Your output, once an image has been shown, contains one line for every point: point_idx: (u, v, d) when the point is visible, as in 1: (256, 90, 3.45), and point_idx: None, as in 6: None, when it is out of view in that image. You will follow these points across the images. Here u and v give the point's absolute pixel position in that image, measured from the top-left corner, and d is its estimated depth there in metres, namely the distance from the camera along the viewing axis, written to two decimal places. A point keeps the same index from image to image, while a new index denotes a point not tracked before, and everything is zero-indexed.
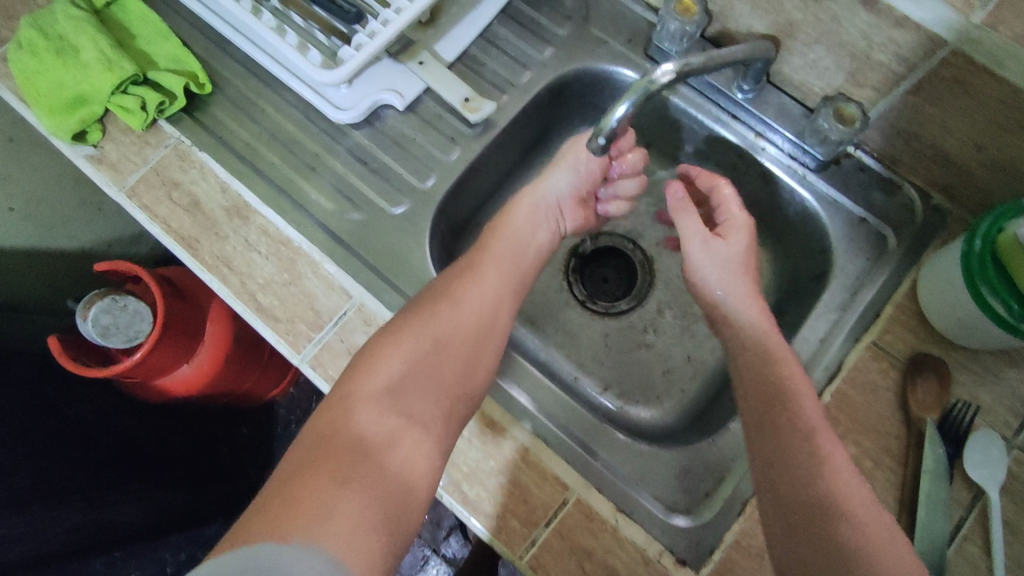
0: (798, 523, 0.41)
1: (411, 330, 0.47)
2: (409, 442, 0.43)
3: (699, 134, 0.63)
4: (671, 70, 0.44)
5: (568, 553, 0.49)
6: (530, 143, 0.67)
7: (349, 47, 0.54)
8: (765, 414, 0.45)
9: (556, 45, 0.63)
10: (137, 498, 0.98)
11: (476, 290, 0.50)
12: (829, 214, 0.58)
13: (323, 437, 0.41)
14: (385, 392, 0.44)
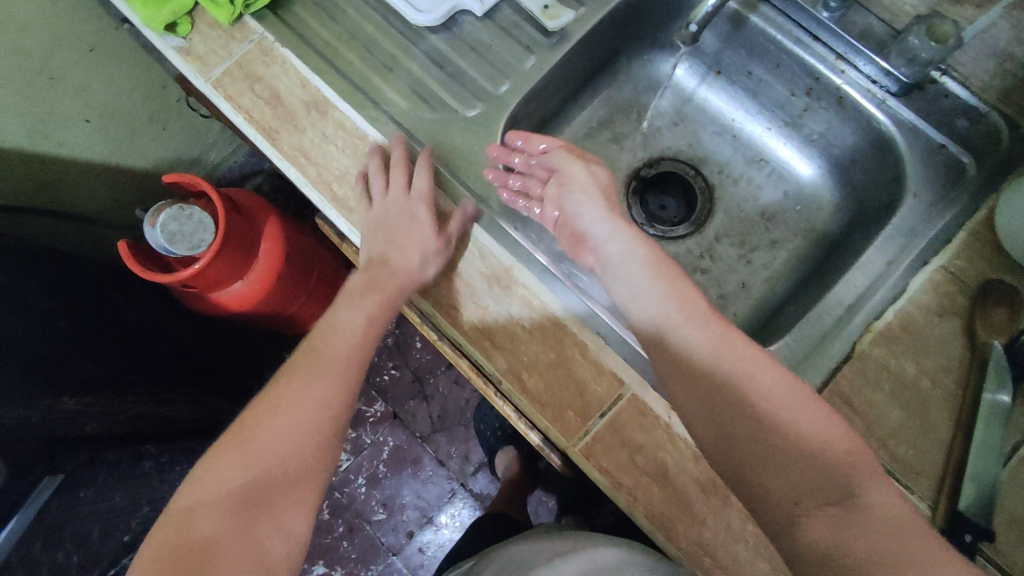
0: (742, 451, 0.43)
1: (254, 430, 0.50)
2: (264, 537, 0.47)
3: (775, 57, 0.62)
4: None
5: (620, 445, 0.51)
6: (601, 62, 0.67)
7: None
8: (687, 386, 0.47)
9: None
10: (186, 400, 1.04)
11: (313, 386, 0.53)
12: (907, 140, 0.57)
13: (166, 543, 0.44)
14: (219, 503, 0.47)
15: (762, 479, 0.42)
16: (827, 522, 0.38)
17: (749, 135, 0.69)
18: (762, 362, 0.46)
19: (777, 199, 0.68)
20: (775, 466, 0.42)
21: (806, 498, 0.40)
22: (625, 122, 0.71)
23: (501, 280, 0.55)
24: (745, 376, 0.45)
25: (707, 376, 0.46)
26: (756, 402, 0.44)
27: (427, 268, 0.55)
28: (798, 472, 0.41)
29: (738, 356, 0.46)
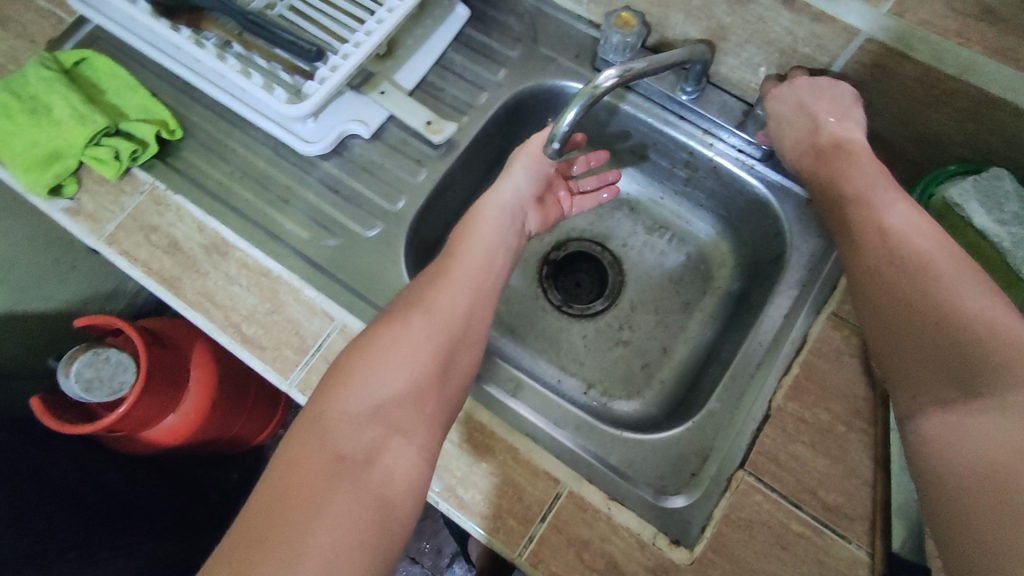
0: (893, 327, 0.43)
1: (382, 337, 0.48)
2: (390, 458, 0.44)
3: (652, 137, 0.67)
4: (613, 75, 0.48)
5: (566, 544, 0.51)
6: (495, 160, 0.70)
7: (313, 82, 0.58)
8: (867, 276, 0.46)
9: (508, 67, 0.67)
10: (128, 552, 0.95)
11: (446, 294, 0.51)
12: (778, 199, 0.62)
13: (280, 485, 0.41)
14: (361, 418, 0.44)
15: (906, 364, 0.42)
16: (941, 417, 0.39)
17: (646, 206, 0.73)
18: (969, 282, 0.41)
19: (682, 262, 0.71)
20: (920, 353, 0.41)
21: (932, 392, 0.40)
22: None
23: None
24: (923, 262, 0.43)
25: (886, 275, 0.44)
26: (915, 298, 0.42)
27: None
28: (931, 365, 0.40)
29: (947, 270, 0.42)
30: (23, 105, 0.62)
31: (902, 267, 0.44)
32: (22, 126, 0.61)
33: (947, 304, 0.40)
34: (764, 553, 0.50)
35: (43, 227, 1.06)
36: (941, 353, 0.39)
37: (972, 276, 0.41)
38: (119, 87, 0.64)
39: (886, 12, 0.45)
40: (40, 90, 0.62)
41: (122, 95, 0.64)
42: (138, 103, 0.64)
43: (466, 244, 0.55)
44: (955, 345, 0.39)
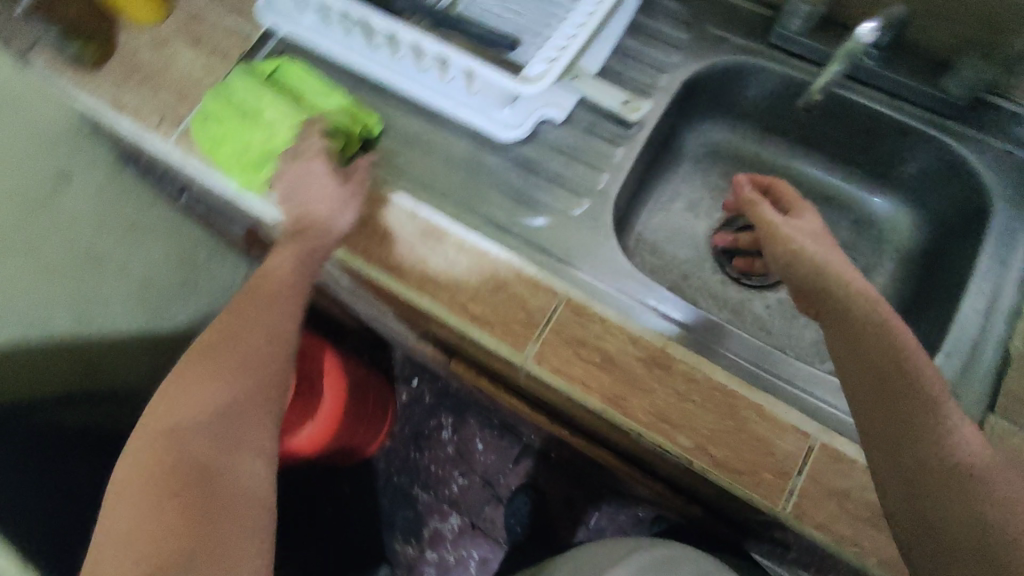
0: (886, 422, 0.43)
1: (190, 378, 0.53)
2: (245, 462, 0.52)
3: (830, 106, 0.68)
4: (870, 31, 0.54)
5: (828, 496, 0.51)
6: (665, 138, 0.72)
7: (543, 62, 0.57)
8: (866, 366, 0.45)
9: (683, 48, 0.69)
10: None
11: (249, 326, 0.56)
12: (979, 153, 0.62)
13: (142, 481, 0.49)
14: (197, 424, 0.51)
15: (895, 489, 0.42)
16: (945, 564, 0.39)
17: (811, 179, 0.75)
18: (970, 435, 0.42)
19: (854, 230, 0.74)
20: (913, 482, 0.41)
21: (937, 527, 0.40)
22: (694, 190, 0.76)
23: (657, 361, 0.56)
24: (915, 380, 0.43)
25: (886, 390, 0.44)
26: (899, 386, 0.43)
27: (585, 362, 0.56)
28: (914, 478, 0.41)
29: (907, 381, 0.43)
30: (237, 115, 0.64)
31: (894, 388, 0.43)
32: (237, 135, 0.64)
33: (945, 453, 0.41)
34: None
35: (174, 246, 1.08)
36: (938, 493, 0.41)
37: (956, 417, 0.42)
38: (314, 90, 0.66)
39: None
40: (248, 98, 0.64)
41: (317, 95, 0.65)
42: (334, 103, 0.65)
43: (275, 265, 0.59)
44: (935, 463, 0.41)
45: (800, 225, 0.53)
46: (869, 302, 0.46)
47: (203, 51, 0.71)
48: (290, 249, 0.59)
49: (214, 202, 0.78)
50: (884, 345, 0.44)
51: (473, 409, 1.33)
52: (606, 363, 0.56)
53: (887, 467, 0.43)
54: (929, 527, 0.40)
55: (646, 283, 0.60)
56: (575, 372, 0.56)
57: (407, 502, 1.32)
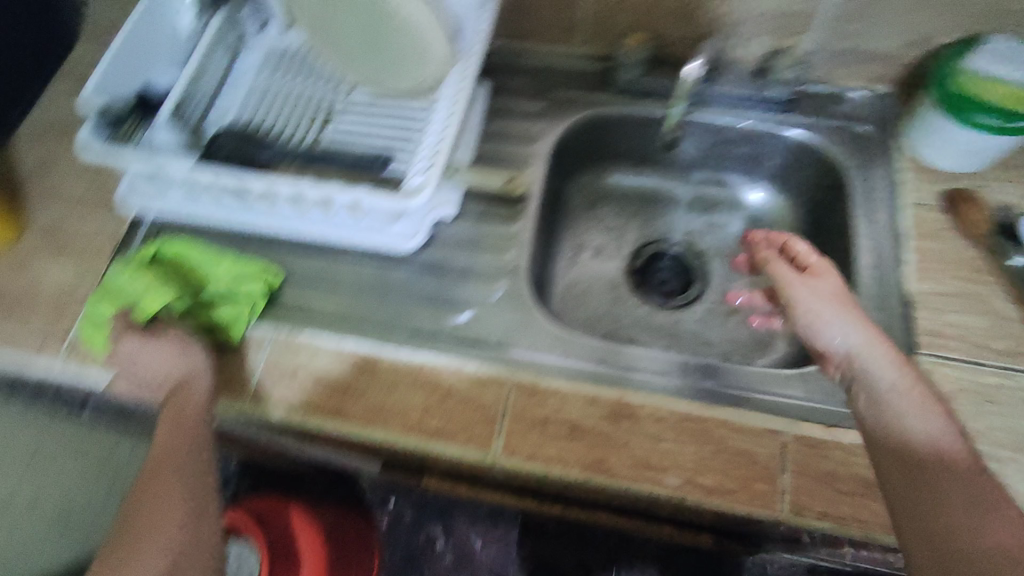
0: (902, 484, 0.46)
1: (114, 554, 0.49)
2: None
3: (685, 130, 0.74)
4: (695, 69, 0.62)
5: (818, 483, 0.53)
6: (553, 199, 0.76)
7: (421, 174, 0.59)
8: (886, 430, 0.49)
9: (543, 117, 0.74)
10: None
11: (161, 477, 0.52)
12: (816, 134, 0.71)
13: None
14: None
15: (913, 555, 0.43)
16: None
17: (693, 195, 0.81)
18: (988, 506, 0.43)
19: (747, 225, 0.78)
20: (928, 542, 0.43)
21: None
22: (594, 237, 0.79)
23: (622, 412, 0.57)
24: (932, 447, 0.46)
25: (906, 456, 0.47)
26: (912, 445, 0.47)
27: (555, 439, 0.56)
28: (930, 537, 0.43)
29: (922, 422, 0.48)
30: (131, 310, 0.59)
31: (913, 456, 0.47)
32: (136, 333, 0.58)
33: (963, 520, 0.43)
34: (979, 414, 0.55)
35: None
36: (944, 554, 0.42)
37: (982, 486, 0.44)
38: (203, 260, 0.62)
39: None
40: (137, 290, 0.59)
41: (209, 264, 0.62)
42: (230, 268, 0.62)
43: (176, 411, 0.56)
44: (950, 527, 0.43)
45: (814, 286, 0.56)
46: (878, 360, 0.51)
47: (70, 258, 0.67)
48: (163, 419, 0.56)
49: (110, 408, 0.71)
50: (906, 397, 0.49)
51: (458, 508, 1.27)
52: (576, 431, 0.56)
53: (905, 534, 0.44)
54: None
55: (587, 342, 0.61)
56: (550, 452, 0.55)
57: None
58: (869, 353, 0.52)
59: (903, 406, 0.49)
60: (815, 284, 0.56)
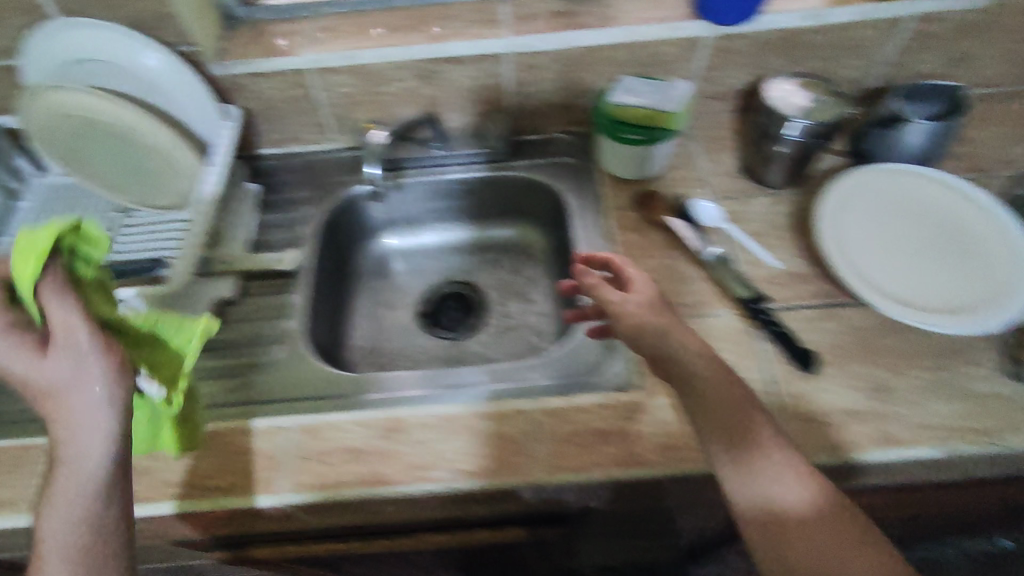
0: (731, 462, 0.51)
1: None
2: None
3: (434, 191, 0.89)
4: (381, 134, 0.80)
5: (559, 444, 0.63)
6: (338, 270, 0.88)
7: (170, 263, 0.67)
8: (712, 413, 0.52)
9: (310, 203, 0.85)
10: None
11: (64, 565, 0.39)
12: (535, 171, 0.87)
13: None
14: None
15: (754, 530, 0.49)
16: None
17: (465, 242, 0.95)
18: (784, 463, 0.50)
19: (512, 257, 0.93)
20: (760, 515, 0.49)
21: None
22: (386, 295, 0.91)
23: (397, 428, 0.66)
24: (736, 419, 0.52)
25: (729, 433, 0.51)
26: (731, 422, 0.52)
27: (335, 467, 0.63)
28: (758, 509, 0.49)
29: (728, 397, 0.53)
30: (63, 296, 0.43)
31: (733, 432, 0.51)
32: (51, 343, 0.42)
33: (774, 486, 0.49)
34: None
35: None
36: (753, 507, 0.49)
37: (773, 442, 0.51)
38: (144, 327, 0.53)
39: (510, 35, 0.78)
40: (92, 236, 0.47)
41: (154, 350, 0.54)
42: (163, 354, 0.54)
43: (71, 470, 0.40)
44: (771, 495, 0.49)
45: (629, 298, 0.59)
46: (692, 352, 0.55)
47: None
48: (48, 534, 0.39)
49: None
50: (737, 417, 0.52)
51: None
52: (354, 453, 0.64)
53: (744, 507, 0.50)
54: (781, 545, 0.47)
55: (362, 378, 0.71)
56: (330, 478, 0.62)
57: None
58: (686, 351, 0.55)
59: (713, 388, 0.53)
60: (631, 299, 0.58)
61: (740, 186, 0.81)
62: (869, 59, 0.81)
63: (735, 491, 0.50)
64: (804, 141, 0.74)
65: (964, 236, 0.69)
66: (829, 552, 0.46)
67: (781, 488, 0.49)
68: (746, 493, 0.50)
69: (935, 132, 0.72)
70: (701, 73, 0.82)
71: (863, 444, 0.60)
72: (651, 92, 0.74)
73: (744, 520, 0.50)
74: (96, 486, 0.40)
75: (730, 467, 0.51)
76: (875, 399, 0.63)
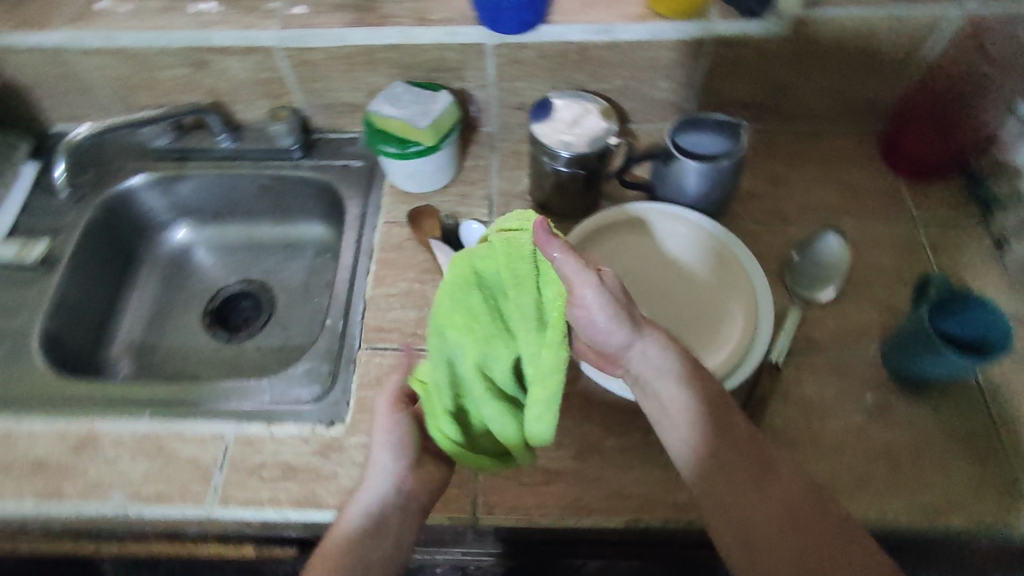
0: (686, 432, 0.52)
1: None
2: None
3: (224, 183, 0.84)
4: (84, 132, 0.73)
5: (244, 474, 0.60)
6: (119, 261, 0.84)
7: None
8: (674, 387, 0.53)
9: (87, 187, 0.80)
10: None
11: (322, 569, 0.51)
12: (323, 172, 0.82)
13: None
14: None
15: (704, 492, 0.50)
16: (740, 539, 0.48)
17: (270, 236, 0.89)
18: (727, 433, 0.52)
19: (317, 255, 0.87)
20: (705, 478, 0.51)
21: (755, 542, 0.47)
22: (175, 289, 0.87)
23: (88, 441, 0.63)
24: (685, 393, 0.52)
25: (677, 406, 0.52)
26: (676, 395, 0.52)
27: (14, 477, 0.61)
28: (706, 471, 0.51)
29: (680, 372, 0.53)
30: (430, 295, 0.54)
31: (683, 405, 0.52)
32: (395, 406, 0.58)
33: (713, 450, 0.51)
34: None
35: None
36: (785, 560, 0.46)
37: (722, 414, 0.52)
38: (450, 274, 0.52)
39: (280, 28, 0.71)
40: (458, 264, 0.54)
41: (483, 255, 0.51)
42: (513, 275, 0.49)
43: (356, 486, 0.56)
44: (711, 456, 0.51)
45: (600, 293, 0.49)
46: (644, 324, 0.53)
47: None
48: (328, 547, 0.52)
49: None
50: (703, 433, 0.51)
51: None
52: (35, 465, 0.61)
53: (693, 469, 0.51)
54: (719, 508, 0.49)
55: (75, 386, 0.67)
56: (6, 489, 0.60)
57: None
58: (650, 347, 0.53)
59: (662, 360, 0.53)
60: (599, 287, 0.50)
61: (525, 209, 0.77)
62: (675, 82, 0.76)
63: (709, 511, 0.50)
64: (574, 171, 0.69)
65: (712, 316, 0.63)
66: (761, 527, 0.48)
67: (735, 501, 0.49)
68: (716, 515, 0.49)
69: (713, 173, 0.66)
70: (494, 80, 0.76)
71: (550, 508, 0.57)
72: (411, 101, 0.70)
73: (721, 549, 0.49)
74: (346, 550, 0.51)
75: (705, 496, 0.50)
76: (577, 462, 0.59)
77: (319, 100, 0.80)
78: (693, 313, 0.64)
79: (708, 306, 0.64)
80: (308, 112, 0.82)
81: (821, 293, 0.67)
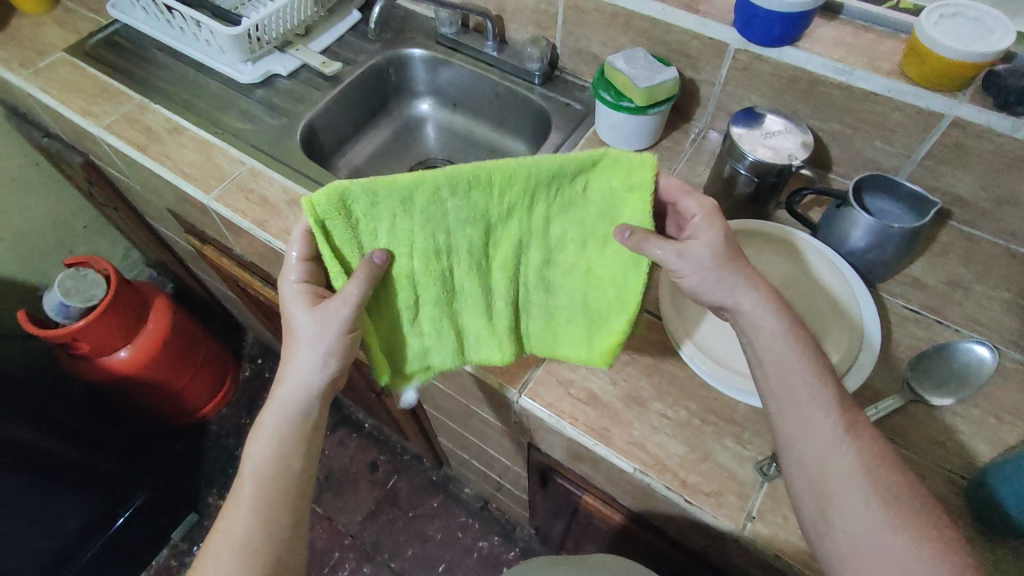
0: (777, 389, 0.55)
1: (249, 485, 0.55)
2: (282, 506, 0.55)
3: (473, 80, 1.01)
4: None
5: None
6: (376, 106, 1.06)
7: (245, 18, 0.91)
8: (767, 347, 0.56)
9: (384, 44, 1.03)
10: (87, 494, 1.15)
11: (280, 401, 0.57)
12: (548, 102, 0.95)
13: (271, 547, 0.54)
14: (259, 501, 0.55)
15: (794, 448, 0.53)
16: (831, 501, 0.51)
17: (484, 137, 1.06)
18: (819, 392, 0.54)
19: None
20: (791, 434, 0.54)
21: (841, 503, 0.50)
22: (400, 144, 1.08)
23: (299, 203, 0.83)
24: (778, 356, 0.55)
25: (772, 363, 0.56)
26: (772, 353, 0.56)
27: (248, 201, 0.83)
28: (794, 428, 0.54)
29: (783, 339, 0.55)
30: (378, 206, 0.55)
31: (775, 366, 0.55)
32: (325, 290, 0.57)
33: (803, 409, 0.54)
34: None
35: (62, 210, 1.37)
36: (884, 537, 0.48)
37: (817, 379, 0.54)
38: (440, 188, 0.54)
39: None
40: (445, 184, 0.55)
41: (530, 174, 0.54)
42: (537, 189, 0.56)
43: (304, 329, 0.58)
44: (804, 413, 0.53)
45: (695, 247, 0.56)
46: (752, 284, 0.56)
47: (63, 27, 1.04)
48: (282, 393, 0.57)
49: (58, 135, 1.07)
50: (795, 395, 0.54)
51: None
52: (262, 201, 0.83)
53: (782, 424, 0.55)
54: (811, 469, 0.52)
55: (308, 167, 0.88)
56: (240, 206, 0.83)
57: (230, 461, 1.51)
58: (765, 320, 0.56)
59: (763, 321, 0.56)
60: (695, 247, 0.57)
61: None
62: (893, 147, 0.76)
63: (796, 470, 0.53)
64: (751, 177, 0.73)
65: (833, 319, 0.67)
66: (854, 497, 0.50)
67: (834, 482, 0.51)
68: (810, 498, 0.52)
69: (881, 236, 0.67)
70: (723, 81, 0.83)
71: (579, 421, 0.65)
72: (642, 66, 0.79)
73: (808, 522, 0.53)
74: (281, 425, 0.57)
75: (799, 468, 0.53)
76: (621, 402, 0.66)
77: (574, 44, 0.92)
78: (814, 315, 0.68)
79: (829, 315, 0.67)
80: (561, 50, 0.95)
81: (934, 398, 0.64)
